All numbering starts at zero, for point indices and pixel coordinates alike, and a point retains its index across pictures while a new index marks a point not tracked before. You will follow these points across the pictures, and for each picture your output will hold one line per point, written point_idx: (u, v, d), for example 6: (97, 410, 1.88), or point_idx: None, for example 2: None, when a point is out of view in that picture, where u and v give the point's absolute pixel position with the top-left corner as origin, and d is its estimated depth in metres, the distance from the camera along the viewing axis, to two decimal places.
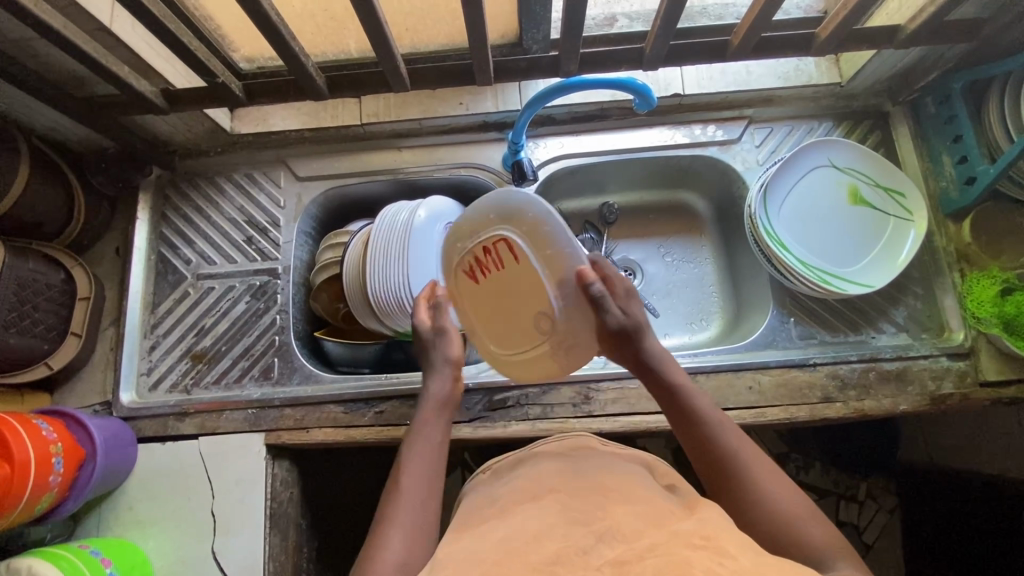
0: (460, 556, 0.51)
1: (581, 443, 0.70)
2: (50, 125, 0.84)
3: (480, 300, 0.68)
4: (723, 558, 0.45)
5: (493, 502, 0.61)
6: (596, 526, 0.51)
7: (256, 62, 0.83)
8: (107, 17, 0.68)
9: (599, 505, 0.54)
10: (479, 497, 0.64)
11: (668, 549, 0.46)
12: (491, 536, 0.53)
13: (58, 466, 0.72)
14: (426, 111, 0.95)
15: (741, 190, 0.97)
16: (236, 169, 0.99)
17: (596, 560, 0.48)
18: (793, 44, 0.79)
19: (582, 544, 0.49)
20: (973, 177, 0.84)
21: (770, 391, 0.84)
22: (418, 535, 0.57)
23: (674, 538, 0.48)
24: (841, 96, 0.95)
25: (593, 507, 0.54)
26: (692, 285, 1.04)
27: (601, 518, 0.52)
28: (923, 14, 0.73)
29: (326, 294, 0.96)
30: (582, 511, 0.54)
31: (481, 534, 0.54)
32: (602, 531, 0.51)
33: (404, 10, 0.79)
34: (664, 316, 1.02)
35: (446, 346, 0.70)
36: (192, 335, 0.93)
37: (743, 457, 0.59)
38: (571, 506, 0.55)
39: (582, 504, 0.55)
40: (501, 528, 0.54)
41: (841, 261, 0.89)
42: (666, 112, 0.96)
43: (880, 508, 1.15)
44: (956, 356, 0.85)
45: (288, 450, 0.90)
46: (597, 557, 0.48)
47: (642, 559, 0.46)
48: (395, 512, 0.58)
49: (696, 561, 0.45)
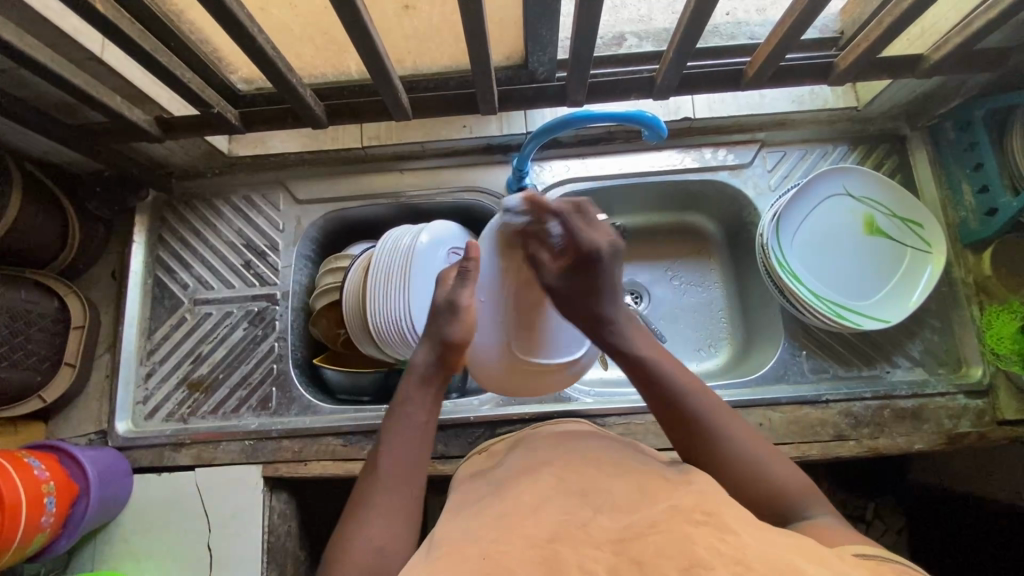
0: (454, 536, 0.48)
1: (575, 423, 0.66)
2: (43, 150, 0.82)
3: (524, 294, 0.73)
4: (724, 535, 0.41)
5: (487, 480, 0.58)
6: (592, 498, 0.49)
7: (255, 83, 0.80)
8: (99, 47, 0.66)
9: (594, 477, 0.51)
10: (470, 480, 0.61)
11: (671, 526, 0.43)
12: (486, 512, 0.50)
13: (50, 506, 0.71)
14: (428, 134, 0.92)
15: (752, 216, 0.95)
16: (234, 191, 0.97)
17: (596, 535, 0.44)
18: (811, 72, 0.76)
19: (580, 517, 0.46)
20: (994, 208, 0.81)
21: (781, 428, 0.82)
22: (396, 518, 0.56)
23: (675, 515, 0.44)
24: (857, 119, 0.92)
25: (587, 478, 0.51)
26: (701, 312, 1.01)
27: (598, 489, 0.50)
28: (947, 45, 0.70)
29: (326, 320, 0.92)
30: (578, 482, 0.51)
31: (475, 512, 0.51)
32: (599, 503, 0.48)
33: (406, 33, 0.75)
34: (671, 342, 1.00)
35: (449, 322, 0.67)
36: (188, 362, 0.92)
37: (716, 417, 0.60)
38: (566, 478, 0.52)
39: (577, 475, 0.52)
40: (498, 502, 0.51)
41: (854, 293, 0.86)
42: (676, 135, 0.93)
43: (886, 529, 1.11)
44: (973, 393, 0.83)
45: (286, 482, 0.88)
46: (597, 531, 0.45)
47: (644, 535, 0.43)
48: (372, 492, 0.58)
49: (699, 538, 0.41)
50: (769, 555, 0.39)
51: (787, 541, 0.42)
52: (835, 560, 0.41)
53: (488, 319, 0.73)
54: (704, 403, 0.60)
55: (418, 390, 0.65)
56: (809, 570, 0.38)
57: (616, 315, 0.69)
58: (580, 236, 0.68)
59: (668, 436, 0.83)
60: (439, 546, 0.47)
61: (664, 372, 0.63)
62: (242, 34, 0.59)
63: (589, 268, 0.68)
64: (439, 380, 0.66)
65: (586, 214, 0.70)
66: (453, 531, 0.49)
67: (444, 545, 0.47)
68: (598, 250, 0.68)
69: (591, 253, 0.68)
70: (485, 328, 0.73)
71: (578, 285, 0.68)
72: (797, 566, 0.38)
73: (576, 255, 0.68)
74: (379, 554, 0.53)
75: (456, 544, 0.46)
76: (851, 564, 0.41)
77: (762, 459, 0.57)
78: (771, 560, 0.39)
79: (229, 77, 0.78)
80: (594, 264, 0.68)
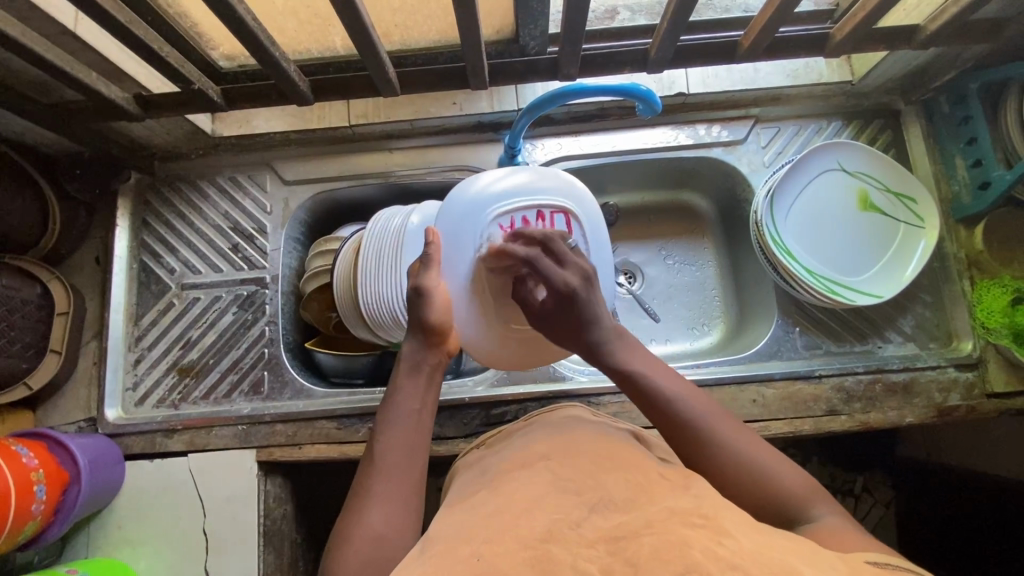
0: (450, 533, 0.48)
1: (572, 413, 0.69)
2: (20, 130, 0.79)
3: (507, 262, 0.68)
4: (723, 537, 0.41)
5: (484, 472, 0.59)
6: (588, 498, 0.49)
7: (237, 60, 0.77)
8: (72, 20, 0.64)
9: (591, 475, 0.52)
10: (469, 471, 0.62)
11: (665, 528, 0.42)
12: (481, 509, 0.50)
13: (40, 494, 0.70)
14: (416, 112, 0.90)
15: (745, 193, 0.94)
16: (219, 171, 0.95)
17: (588, 534, 0.44)
18: (807, 45, 0.75)
19: (575, 515, 0.46)
20: (986, 182, 0.81)
21: (774, 404, 0.83)
22: (397, 505, 0.56)
23: (672, 517, 0.44)
24: (852, 94, 0.91)
25: (584, 476, 0.52)
26: (695, 288, 1.01)
27: (593, 488, 0.50)
28: (946, 14, 0.69)
29: (317, 303, 0.91)
30: (572, 479, 0.52)
31: (471, 508, 0.51)
32: (593, 502, 0.48)
33: (392, 5, 0.73)
34: (665, 319, 0.99)
35: (427, 308, 0.65)
36: (178, 348, 0.90)
37: (712, 425, 0.59)
38: (561, 473, 0.53)
39: (570, 470, 0.53)
40: (494, 501, 0.51)
41: (848, 270, 0.86)
42: (671, 112, 0.91)
43: (875, 501, 1.12)
44: (964, 366, 0.83)
45: (280, 466, 0.88)
46: (589, 530, 0.44)
47: (638, 535, 0.42)
48: (371, 484, 0.58)
49: (695, 540, 0.40)
50: (768, 554, 0.40)
51: (782, 543, 0.42)
52: (833, 564, 0.40)
53: (468, 293, 0.69)
54: (697, 408, 0.60)
55: (411, 379, 0.65)
56: (804, 570, 0.39)
57: (606, 337, 0.66)
58: (553, 280, 0.65)
59: None
60: (435, 542, 0.47)
61: (653, 381, 0.62)
62: (220, 3, 0.57)
63: (568, 307, 0.65)
64: (433, 365, 0.66)
65: (555, 250, 0.66)
66: (445, 528, 0.50)
67: (441, 541, 0.47)
68: (574, 287, 0.65)
69: (565, 293, 0.65)
70: (470, 306, 0.69)
71: (554, 310, 0.66)
72: (793, 566, 0.39)
73: (556, 292, 0.65)
74: (381, 543, 0.53)
75: (452, 541, 0.46)
76: (846, 564, 0.41)
77: (754, 462, 0.56)
78: (767, 562, 0.38)
79: (208, 53, 0.75)
80: (572, 302, 0.65)
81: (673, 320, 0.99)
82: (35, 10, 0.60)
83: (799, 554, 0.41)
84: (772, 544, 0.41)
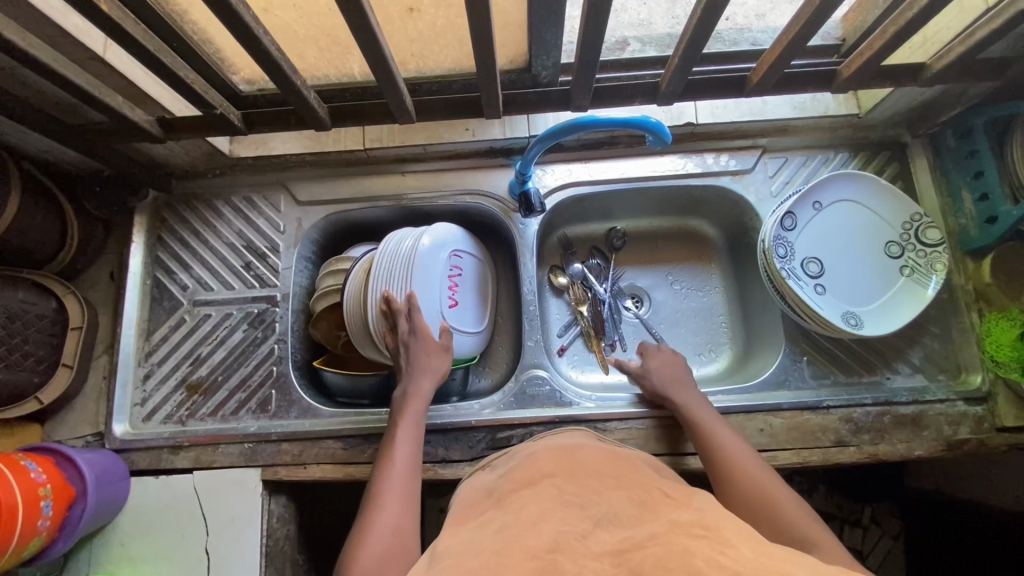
0: (456, 548, 0.48)
1: (577, 436, 0.69)
2: (43, 148, 0.81)
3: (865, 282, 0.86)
4: (724, 547, 0.42)
5: (489, 491, 0.58)
6: (593, 511, 0.49)
7: (256, 84, 0.80)
8: (101, 45, 0.66)
9: (595, 491, 0.52)
10: (474, 491, 0.62)
11: (670, 539, 0.43)
12: (488, 526, 0.50)
13: (47, 509, 0.70)
14: (430, 138, 0.92)
15: (753, 222, 0.95)
16: (235, 191, 0.96)
17: (594, 548, 0.44)
18: (815, 80, 0.77)
19: (581, 529, 0.46)
20: (994, 216, 0.81)
21: (782, 434, 0.82)
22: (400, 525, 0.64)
23: (674, 529, 0.45)
24: (858, 126, 0.92)
25: (587, 493, 0.52)
26: (865, 266, 0.87)
27: (597, 503, 0.50)
28: (951, 54, 0.71)
29: (326, 322, 0.92)
30: (578, 495, 0.51)
31: (478, 526, 0.51)
32: (598, 516, 0.48)
33: (410, 37, 0.75)
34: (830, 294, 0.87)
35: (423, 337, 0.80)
36: (187, 364, 0.91)
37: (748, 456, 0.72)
38: (566, 490, 0.52)
39: (576, 488, 0.53)
40: (501, 517, 0.50)
41: (857, 301, 0.86)
42: (679, 142, 0.93)
43: (883, 534, 1.10)
44: (973, 400, 0.83)
45: (284, 485, 0.87)
46: (595, 544, 0.45)
47: (643, 546, 0.43)
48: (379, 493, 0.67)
49: (698, 551, 0.41)
50: (766, 562, 0.41)
51: (785, 553, 0.43)
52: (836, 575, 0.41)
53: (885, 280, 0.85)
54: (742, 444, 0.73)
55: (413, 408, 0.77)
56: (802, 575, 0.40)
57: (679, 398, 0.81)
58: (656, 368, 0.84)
59: (671, 442, 0.83)
60: (441, 558, 0.47)
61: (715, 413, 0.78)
62: (249, 35, 0.59)
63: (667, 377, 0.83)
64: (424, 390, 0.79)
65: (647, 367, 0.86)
66: (447, 544, 0.49)
67: (448, 556, 0.46)
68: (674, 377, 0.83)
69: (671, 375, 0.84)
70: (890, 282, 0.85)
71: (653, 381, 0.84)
72: (786, 570, 0.39)
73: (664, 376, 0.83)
74: (387, 560, 0.60)
75: (457, 555, 0.46)
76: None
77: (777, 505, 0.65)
78: (767, 571, 0.39)
79: (230, 77, 0.78)
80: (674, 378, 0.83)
81: (836, 299, 0.86)
82: (66, 35, 0.62)
83: (799, 564, 0.41)
84: (780, 557, 0.42)
